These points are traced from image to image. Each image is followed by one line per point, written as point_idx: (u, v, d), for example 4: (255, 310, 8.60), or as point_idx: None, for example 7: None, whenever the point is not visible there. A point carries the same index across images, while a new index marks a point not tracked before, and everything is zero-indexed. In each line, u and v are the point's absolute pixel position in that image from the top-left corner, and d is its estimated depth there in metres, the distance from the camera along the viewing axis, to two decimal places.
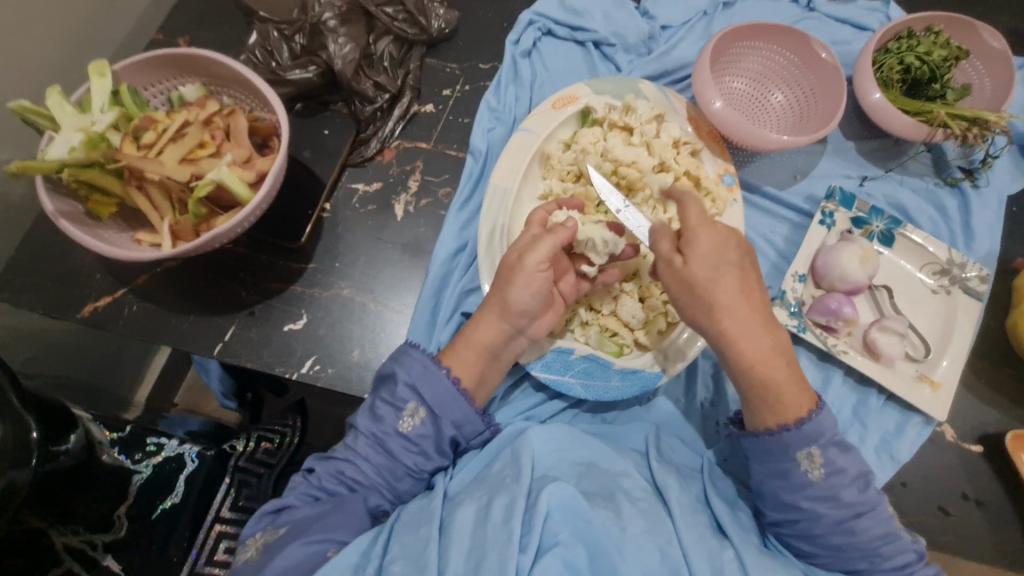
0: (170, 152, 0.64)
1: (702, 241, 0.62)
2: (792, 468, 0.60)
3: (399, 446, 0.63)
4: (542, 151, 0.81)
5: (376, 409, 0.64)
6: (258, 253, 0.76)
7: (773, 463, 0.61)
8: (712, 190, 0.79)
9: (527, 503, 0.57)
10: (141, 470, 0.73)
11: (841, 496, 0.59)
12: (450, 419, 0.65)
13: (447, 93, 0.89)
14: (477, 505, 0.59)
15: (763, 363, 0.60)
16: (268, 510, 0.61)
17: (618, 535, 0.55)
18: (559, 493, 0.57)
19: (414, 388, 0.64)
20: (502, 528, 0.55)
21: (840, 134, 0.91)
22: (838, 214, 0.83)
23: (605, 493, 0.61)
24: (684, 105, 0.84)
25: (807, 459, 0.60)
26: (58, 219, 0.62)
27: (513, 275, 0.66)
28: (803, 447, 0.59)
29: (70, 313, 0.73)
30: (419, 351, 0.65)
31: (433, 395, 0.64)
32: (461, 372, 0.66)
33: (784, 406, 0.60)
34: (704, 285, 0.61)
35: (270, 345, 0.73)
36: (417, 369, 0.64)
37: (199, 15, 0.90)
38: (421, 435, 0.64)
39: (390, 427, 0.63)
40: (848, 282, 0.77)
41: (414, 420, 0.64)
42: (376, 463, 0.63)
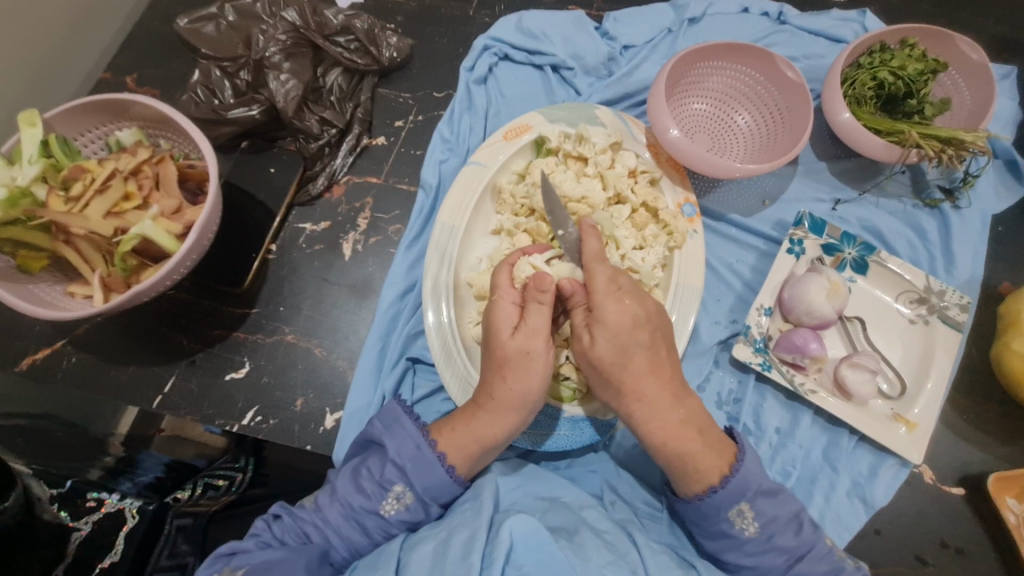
0: (96, 205, 0.64)
1: (606, 314, 0.59)
2: (728, 528, 0.59)
3: (376, 526, 0.60)
4: (494, 184, 0.78)
5: (360, 482, 0.61)
6: (201, 300, 0.74)
7: (710, 526, 0.60)
8: (670, 223, 0.75)
9: (488, 536, 0.55)
10: (82, 526, 0.70)
11: (778, 543, 0.58)
12: (437, 501, 0.62)
13: (399, 124, 0.86)
14: (435, 541, 0.56)
15: (673, 439, 0.60)
16: (223, 550, 0.56)
17: (580, 565, 0.52)
18: (522, 525, 0.54)
19: (402, 470, 0.60)
20: (460, 562, 0.52)
21: (812, 154, 0.87)
22: (808, 241, 0.78)
23: (569, 528, 0.58)
24: (642, 132, 0.81)
25: (738, 516, 0.59)
26: None
27: (523, 363, 0.60)
28: (733, 506, 0.59)
29: (7, 367, 0.73)
30: (412, 428, 0.62)
31: (422, 483, 0.60)
32: (455, 459, 0.62)
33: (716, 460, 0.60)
34: (611, 366, 0.59)
35: (211, 397, 0.71)
36: (409, 450, 0.61)
37: (150, 53, 0.88)
38: (402, 520, 0.60)
39: (372, 506, 0.60)
40: (815, 316, 0.73)
41: (398, 504, 0.60)
42: (346, 537, 0.60)
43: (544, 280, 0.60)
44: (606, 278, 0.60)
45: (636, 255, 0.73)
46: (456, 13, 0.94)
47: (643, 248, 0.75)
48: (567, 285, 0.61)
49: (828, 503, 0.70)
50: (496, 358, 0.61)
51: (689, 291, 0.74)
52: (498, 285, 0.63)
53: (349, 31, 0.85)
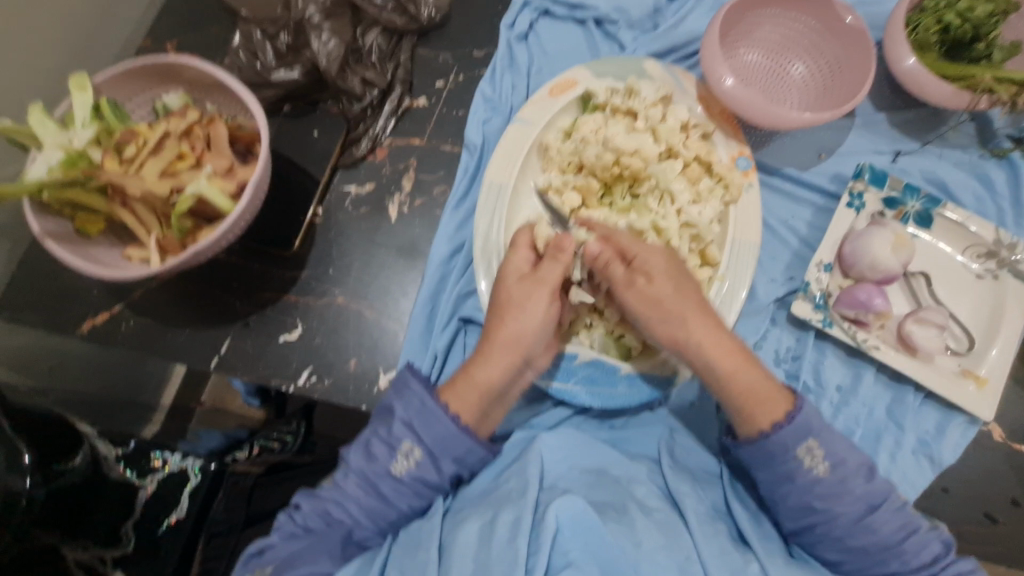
0: (150, 166, 0.63)
1: (647, 260, 0.62)
2: (796, 468, 0.58)
3: (391, 487, 0.60)
4: (540, 142, 0.76)
5: (370, 446, 0.60)
6: (251, 263, 0.75)
7: (778, 465, 0.58)
8: (725, 176, 0.73)
9: (533, 517, 0.53)
10: (146, 484, 0.73)
11: (851, 488, 0.57)
12: (452, 456, 0.60)
13: (440, 84, 0.84)
14: (480, 521, 0.54)
15: (743, 368, 0.59)
16: (252, 550, 0.58)
17: (633, 551, 0.50)
18: (569, 507, 0.53)
19: (410, 427, 0.60)
20: (507, 545, 0.50)
21: (869, 105, 0.83)
22: (868, 194, 0.76)
23: (617, 504, 0.56)
24: (693, 85, 0.78)
25: (807, 454, 0.57)
26: (44, 239, 0.61)
27: (531, 310, 0.63)
28: (800, 443, 0.57)
29: (71, 331, 0.74)
30: (417, 385, 0.60)
31: (432, 438, 0.59)
32: (461, 409, 0.61)
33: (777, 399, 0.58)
34: (669, 301, 0.61)
35: (266, 358, 0.72)
36: (415, 406, 0.60)
37: (188, 18, 0.88)
38: (414, 478, 0.60)
39: (383, 468, 0.59)
40: (879, 271, 0.70)
41: (409, 462, 0.59)
42: (364, 505, 0.59)
43: (563, 240, 0.63)
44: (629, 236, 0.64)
45: (693, 209, 0.71)
46: None
47: (698, 202, 0.72)
48: (593, 245, 0.63)
49: (893, 461, 0.68)
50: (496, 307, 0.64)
51: (746, 246, 0.72)
52: (514, 244, 0.67)
53: None
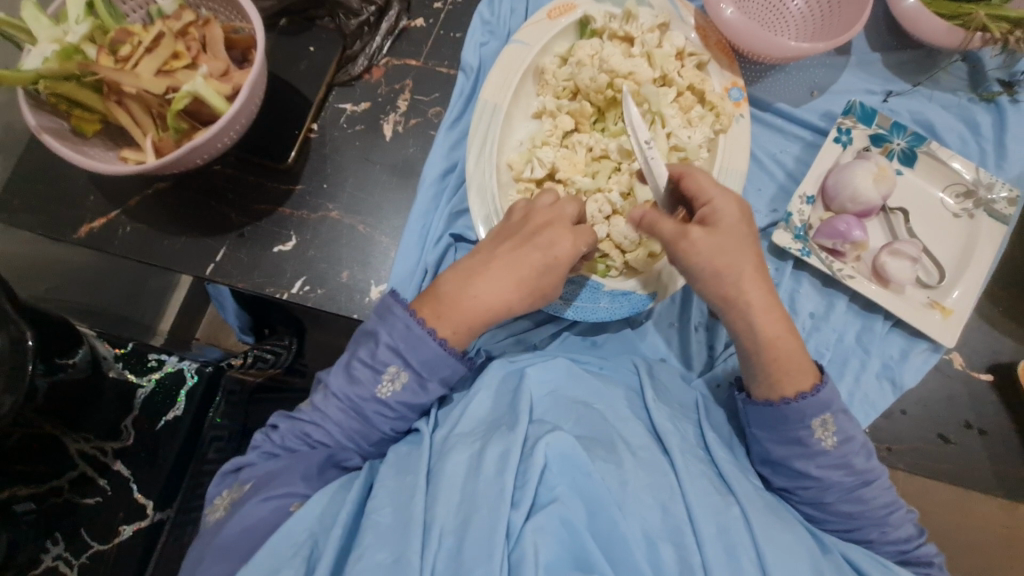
0: (146, 64, 0.63)
1: (718, 212, 0.60)
2: (806, 436, 0.58)
3: (375, 409, 0.61)
4: (536, 66, 0.77)
5: (353, 369, 0.61)
6: (246, 174, 0.75)
7: (785, 430, 0.59)
8: (717, 105, 0.74)
9: (522, 452, 0.54)
10: (144, 385, 0.76)
11: (851, 463, 0.58)
12: (437, 379, 0.62)
13: (438, 6, 0.83)
14: (470, 452, 0.55)
15: (782, 338, 0.59)
16: (230, 470, 0.63)
17: (616, 488, 0.52)
18: (559, 443, 0.54)
19: (396, 351, 0.61)
20: (495, 479, 0.52)
21: (865, 44, 0.83)
22: (856, 131, 0.77)
23: (605, 441, 0.57)
24: (691, 14, 0.77)
25: (820, 426, 0.58)
26: (41, 134, 0.62)
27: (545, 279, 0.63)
28: (817, 415, 0.58)
29: (66, 235, 0.74)
30: (400, 310, 0.61)
31: (418, 359, 0.61)
32: (447, 334, 0.61)
33: (794, 375, 0.59)
34: (707, 260, 0.59)
35: (260, 266, 0.74)
36: (399, 330, 0.61)
37: None
38: (399, 401, 0.61)
39: (367, 391, 0.61)
40: (860, 203, 0.73)
41: (394, 385, 0.61)
42: (346, 426, 0.62)
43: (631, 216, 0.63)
44: (709, 178, 0.62)
45: (683, 133, 0.73)
46: None
47: (689, 128, 0.74)
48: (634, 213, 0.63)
49: (857, 383, 0.72)
50: (514, 248, 0.63)
51: (733, 174, 0.74)
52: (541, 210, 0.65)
53: None
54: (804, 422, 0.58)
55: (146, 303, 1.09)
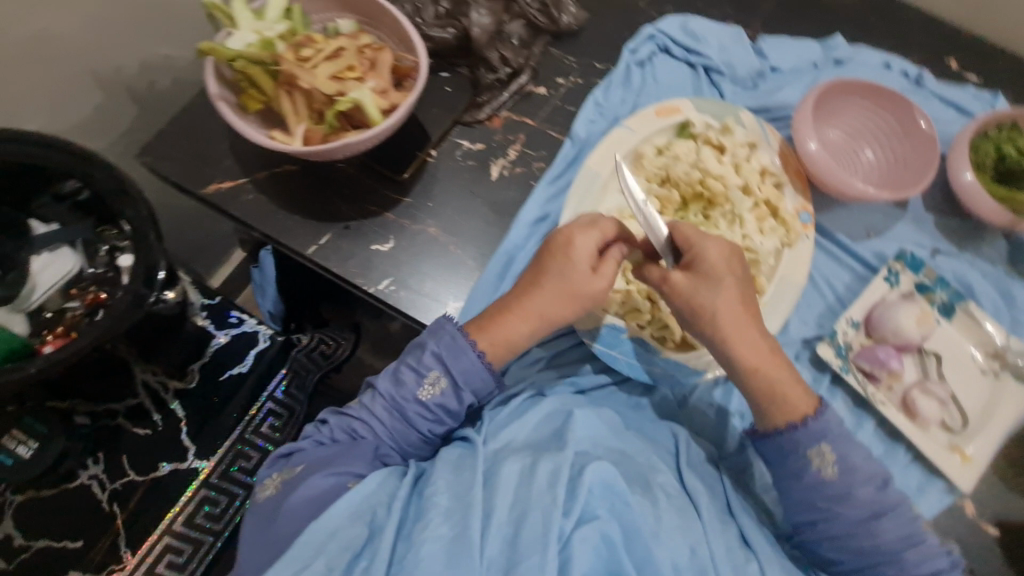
0: (323, 68, 0.74)
1: (707, 252, 0.66)
2: (805, 464, 0.65)
3: (417, 411, 0.67)
4: (636, 150, 0.87)
5: (399, 374, 0.67)
6: (365, 177, 0.84)
7: (788, 459, 0.66)
8: (788, 221, 0.83)
9: (569, 473, 0.58)
10: (221, 336, 0.83)
11: (856, 493, 0.64)
12: (471, 389, 0.68)
13: (560, 81, 0.96)
14: (521, 465, 0.60)
15: (768, 367, 0.66)
16: (280, 455, 0.66)
17: (653, 523, 0.57)
18: (603, 471, 0.58)
19: (440, 359, 0.67)
20: (547, 492, 0.56)
21: (921, 204, 0.93)
22: (904, 275, 0.86)
23: (641, 482, 0.62)
24: (777, 141, 0.88)
25: (818, 456, 0.64)
26: (218, 100, 0.73)
27: (569, 300, 0.68)
28: (814, 443, 0.64)
29: (195, 187, 0.83)
30: (451, 325, 0.68)
31: (458, 368, 0.66)
32: (484, 347, 0.67)
33: (795, 402, 0.66)
34: (702, 298, 0.65)
35: (356, 258, 0.81)
36: (446, 341, 0.67)
37: None
38: (437, 404, 0.67)
39: (410, 393, 0.67)
40: (899, 337, 0.81)
41: (434, 389, 0.67)
42: (389, 425, 0.67)
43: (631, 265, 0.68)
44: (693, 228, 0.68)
45: (756, 237, 0.82)
46: (628, 2, 1.04)
47: (761, 235, 0.82)
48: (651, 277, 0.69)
49: None
50: (540, 265, 0.69)
51: (792, 284, 0.81)
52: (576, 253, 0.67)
53: None
54: (802, 456, 0.65)
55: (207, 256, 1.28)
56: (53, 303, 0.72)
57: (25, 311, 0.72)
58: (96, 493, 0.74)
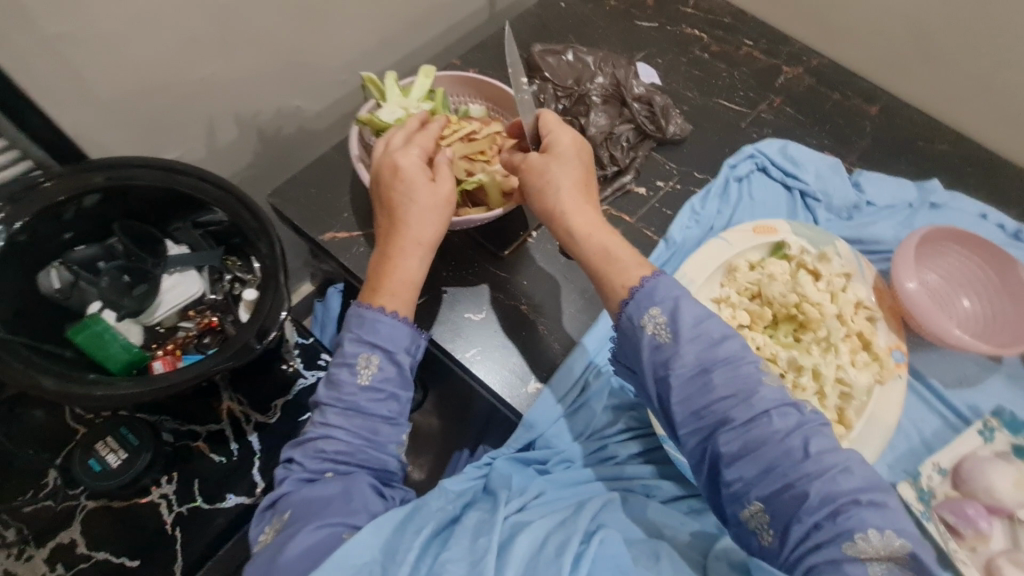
0: (457, 147, 0.81)
1: (555, 148, 0.70)
2: (729, 411, 0.55)
3: (365, 398, 0.65)
4: (730, 263, 0.89)
5: (333, 377, 0.66)
6: (469, 249, 0.89)
7: (725, 428, 0.55)
8: (881, 357, 0.82)
9: (579, 543, 0.59)
10: (306, 377, 0.91)
11: (759, 436, 0.54)
12: (401, 350, 0.67)
13: (660, 184, 1.00)
14: (534, 535, 0.60)
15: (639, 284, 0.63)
16: (265, 507, 0.63)
17: None
18: (610, 539, 0.59)
19: (363, 340, 0.66)
20: (553, 561, 0.56)
21: (1019, 362, 0.90)
22: (1000, 433, 0.82)
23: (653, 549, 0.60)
24: (872, 275, 0.89)
25: (654, 325, 0.60)
26: (357, 161, 0.81)
27: (409, 208, 0.70)
28: (716, 366, 0.57)
29: (313, 233, 0.88)
30: (354, 306, 0.68)
31: (382, 338, 0.66)
32: (394, 306, 0.68)
33: (632, 277, 0.64)
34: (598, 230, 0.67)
35: (448, 324, 0.84)
36: (356, 322, 0.67)
37: (495, 58, 1.09)
38: (382, 378, 0.66)
39: (348, 381, 0.65)
40: (994, 500, 0.76)
41: (371, 368, 0.66)
42: (352, 431, 0.64)
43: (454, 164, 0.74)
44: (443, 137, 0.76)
45: (849, 371, 0.81)
46: (731, 121, 1.10)
47: (853, 368, 0.81)
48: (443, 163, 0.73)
49: None
50: (389, 201, 0.71)
51: (880, 424, 0.79)
52: (407, 171, 0.71)
53: (646, 101, 1.03)
54: (637, 329, 0.61)
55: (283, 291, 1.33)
56: (170, 320, 0.80)
57: (143, 323, 0.79)
58: (163, 515, 0.82)
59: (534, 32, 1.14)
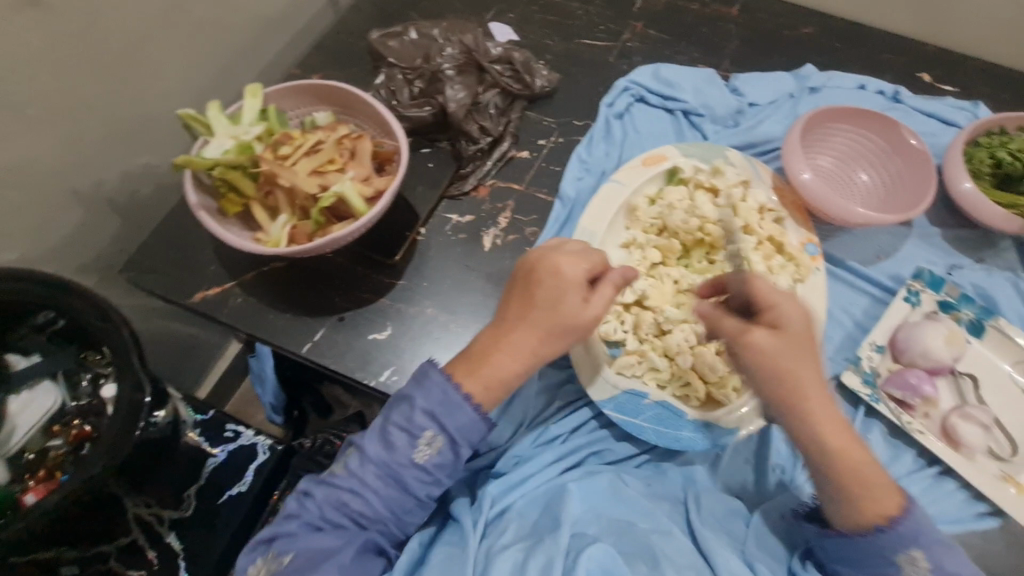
0: (303, 164, 0.73)
1: (789, 315, 0.61)
2: (886, 566, 0.58)
3: (412, 477, 0.60)
4: (629, 203, 0.85)
5: (388, 434, 0.60)
6: (355, 266, 0.82)
7: (868, 563, 0.59)
8: (796, 257, 0.81)
9: (565, 564, 0.57)
10: (216, 454, 0.85)
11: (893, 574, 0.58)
12: (469, 442, 0.61)
13: (542, 142, 0.95)
14: (516, 558, 0.59)
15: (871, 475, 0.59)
16: (262, 540, 0.59)
17: None
18: (600, 553, 0.57)
19: (432, 416, 0.60)
20: None
21: (926, 220, 0.91)
22: (925, 295, 0.82)
23: (647, 556, 0.59)
24: (769, 176, 0.87)
25: (908, 561, 0.57)
26: (197, 210, 0.71)
27: (503, 329, 0.64)
28: (902, 551, 0.57)
29: (181, 299, 0.80)
30: (439, 375, 0.62)
31: (453, 427, 0.60)
32: (482, 398, 0.61)
33: (878, 498, 0.59)
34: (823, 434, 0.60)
35: (354, 351, 0.77)
36: (437, 396, 0.61)
37: (336, 57, 1.01)
38: (436, 465, 0.61)
39: (404, 456, 0.60)
40: (930, 359, 0.76)
41: (430, 449, 0.60)
42: (385, 496, 0.60)
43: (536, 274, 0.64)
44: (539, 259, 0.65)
45: (768, 280, 0.78)
46: (598, 59, 1.05)
47: (771, 275, 0.79)
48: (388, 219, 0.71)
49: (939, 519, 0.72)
50: (525, 300, 0.64)
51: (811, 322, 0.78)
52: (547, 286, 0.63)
53: (506, 61, 0.97)
54: (862, 535, 0.59)
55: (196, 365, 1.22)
56: (35, 443, 0.70)
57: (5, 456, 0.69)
58: None
59: (372, 19, 1.06)
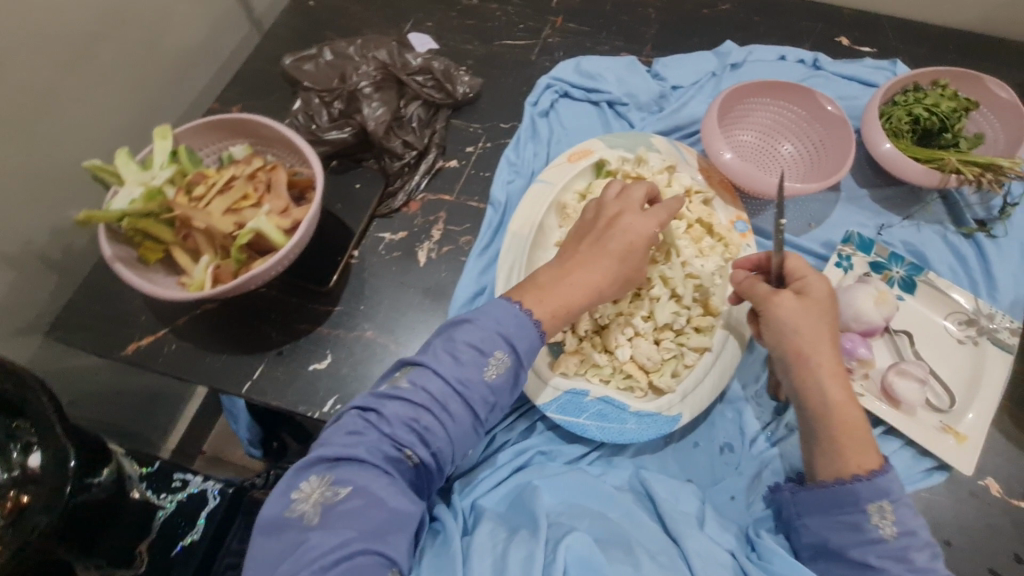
0: (217, 204, 0.72)
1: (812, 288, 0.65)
2: (862, 520, 0.57)
3: (477, 397, 0.57)
4: (558, 201, 0.85)
5: (456, 351, 0.57)
6: (288, 297, 0.81)
7: (840, 514, 0.58)
8: (725, 236, 0.81)
9: (545, 555, 0.54)
10: (164, 505, 0.85)
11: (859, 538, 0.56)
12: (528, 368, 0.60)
13: (470, 149, 0.95)
14: (494, 557, 0.57)
15: (853, 428, 0.60)
16: (326, 456, 0.53)
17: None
18: (578, 543, 0.54)
19: (502, 335, 0.58)
20: None
21: (853, 183, 0.93)
22: (856, 257, 0.84)
23: (624, 545, 0.57)
24: (694, 158, 0.88)
25: (877, 513, 0.56)
26: (113, 262, 0.69)
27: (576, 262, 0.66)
28: (873, 499, 0.57)
29: (116, 352, 0.79)
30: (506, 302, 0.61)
31: (520, 349, 0.59)
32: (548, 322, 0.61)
33: (862, 455, 0.59)
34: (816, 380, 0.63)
35: (295, 385, 0.76)
36: (509, 321, 0.59)
37: (254, 87, 1.00)
38: (500, 387, 0.58)
39: (472, 377, 0.56)
40: (863, 322, 0.77)
41: (500, 370, 0.58)
42: (455, 422, 0.56)
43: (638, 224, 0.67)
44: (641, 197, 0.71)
45: (696, 263, 0.79)
46: (520, 58, 1.05)
47: (700, 258, 0.80)
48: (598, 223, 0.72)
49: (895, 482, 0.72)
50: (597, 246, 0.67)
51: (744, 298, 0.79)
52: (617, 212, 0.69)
53: (426, 71, 0.97)
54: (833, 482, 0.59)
55: (160, 416, 1.20)
56: None
57: None
58: None
59: (287, 44, 1.04)
